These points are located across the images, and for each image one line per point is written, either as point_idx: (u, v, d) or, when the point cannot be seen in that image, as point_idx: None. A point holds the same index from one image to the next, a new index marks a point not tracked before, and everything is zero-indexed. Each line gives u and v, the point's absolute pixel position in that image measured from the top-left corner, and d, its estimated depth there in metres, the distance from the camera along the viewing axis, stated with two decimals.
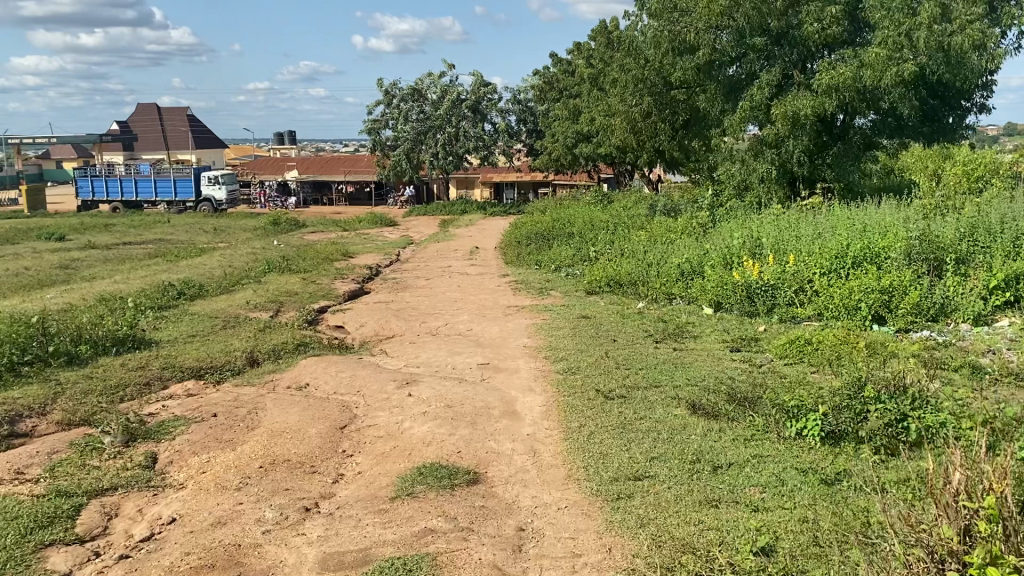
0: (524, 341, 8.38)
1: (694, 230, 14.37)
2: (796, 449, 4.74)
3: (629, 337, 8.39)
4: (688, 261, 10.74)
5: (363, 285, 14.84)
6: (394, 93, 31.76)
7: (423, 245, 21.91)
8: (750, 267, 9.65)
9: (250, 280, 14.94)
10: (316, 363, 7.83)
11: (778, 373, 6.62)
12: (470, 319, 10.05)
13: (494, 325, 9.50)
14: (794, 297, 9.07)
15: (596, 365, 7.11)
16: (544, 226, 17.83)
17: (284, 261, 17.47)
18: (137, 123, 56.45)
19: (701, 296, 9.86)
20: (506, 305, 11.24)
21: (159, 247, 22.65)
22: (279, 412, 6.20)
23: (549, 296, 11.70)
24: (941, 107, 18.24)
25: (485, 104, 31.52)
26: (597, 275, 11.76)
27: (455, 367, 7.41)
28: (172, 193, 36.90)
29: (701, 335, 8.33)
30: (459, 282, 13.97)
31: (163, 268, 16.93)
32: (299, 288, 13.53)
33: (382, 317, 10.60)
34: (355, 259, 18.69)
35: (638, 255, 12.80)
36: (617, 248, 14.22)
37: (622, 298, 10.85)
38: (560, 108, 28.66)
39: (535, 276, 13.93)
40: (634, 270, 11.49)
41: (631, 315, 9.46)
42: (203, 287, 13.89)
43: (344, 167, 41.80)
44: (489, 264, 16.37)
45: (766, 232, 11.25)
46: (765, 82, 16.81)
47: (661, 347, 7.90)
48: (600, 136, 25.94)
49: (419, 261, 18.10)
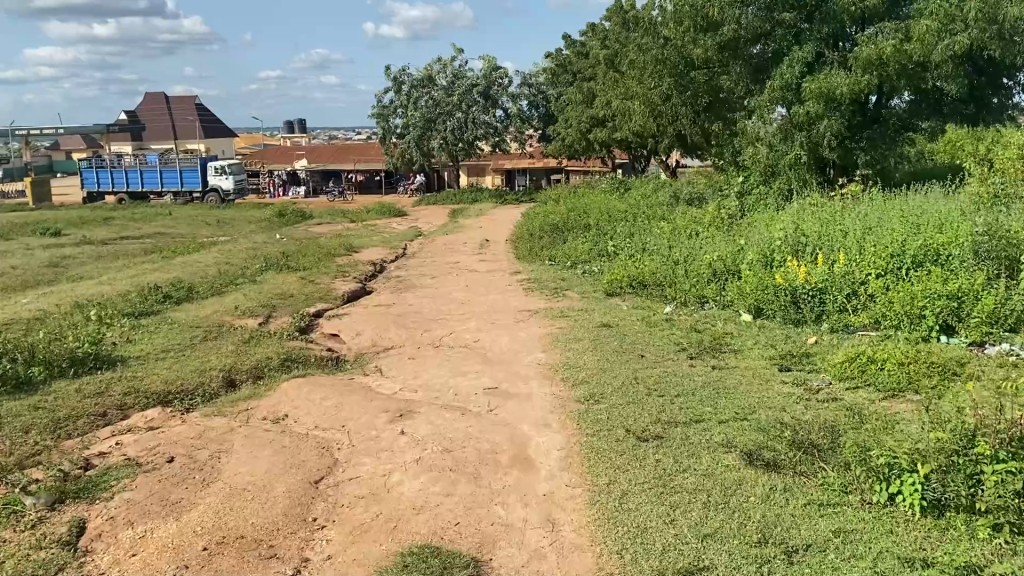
0: (538, 357, 7.32)
1: (722, 222, 13.27)
2: (888, 522, 3.73)
3: (658, 351, 7.34)
4: (721, 260, 9.67)
5: (365, 283, 13.84)
6: (403, 79, 30.73)
7: (431, 237, 20.86)
8: (793, 269, 8.58)
9: (245, 279, 13.97)
10: (299, 386, 6.80)
11: (841, 405, 5.55)
12: (477, 328, 9.00)
13: (504, 336, 8.44)
14: (845, 304, 8.00)
15: (623, 392, 6.06)
16: (559, 217, 16.73)
17: (283, 257, 16.50)
18: (144, 112, 55.54)
19: (737, 301, 8.80)
20: (518, 309, 10.19)
21: (156, 242, 21.72)
22: (246, 456, 5.19)
23: (565, 298, 10.64)
24: (986, 85, 16.96)
25: (496, 89, 30.44)
26: (618, 274, 10.68)
27: (458, 392, 6.37)
28: (176, 184, 35.95)
29: (742, 349, 7.30)
30: (467, 281, 12.95)
31: (156, 266, 15.96)
32: (296, 289, 12.54)
33: (381, 324, 9.58)
34: (360, 253, 17.70)
35: (662, 251, 11.71)
36: (638, 243, 13.12)
37: (647, 301, 9.80)
38: (574, 92, 27.50)
39: (549, 273, 12.87)
40: (660, 269, 10.42)
41: (659, 324, 8.42)
42: (194, 289, 12.90)
43: (353, 155, 40.76)
44: (499, 259, 15.34)
45: (807, 226, 10.14)
46: (796, 59, 15.67)
47: (697, 365, 6.85)
48: (616, 120, 24.82)
49: (427, 255, 17.04)
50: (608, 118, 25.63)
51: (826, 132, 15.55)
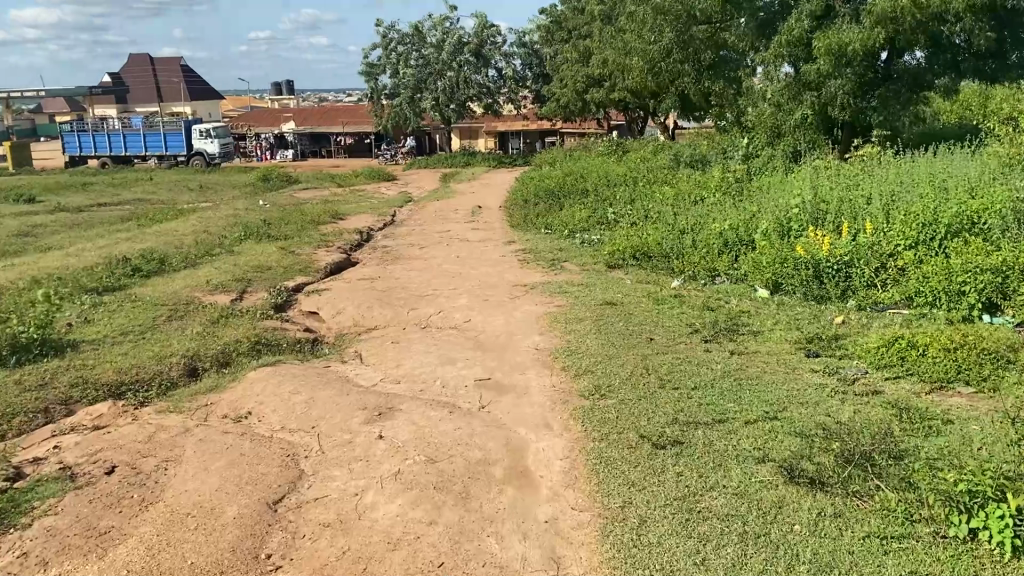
0: (537, 342, 6.57)
1: (729, 187, 12.51)
2: (970, 564, 3.05)
3: (669, 334, 6.60)
4: (733, 229, 8.91)
5: (349, 254, 13.07)
6: (391, 37, 29.57)
7: (422, 204, 20.00)
8: (815, 240, 7.81)
9: (223, 249, 13.19)
10: (267, 376, 6.06)
11: (885, 404, 4.84)
12: (470, 306, 8.24)
13: (497, 316, 7.69)
14: (873, 280, 7.25)
15: (632, 385, 5.32)
16: (556, 181, 15.92)
17: (264, 225, 15.67)
18: (128, 74, 54.13)
19: (752, 274, 8.04)
20: (512, 283, 9.44)
21: (135, 209, 20.84)
22: (196, 466, 4.45)
23: (563, 271, 9.89)
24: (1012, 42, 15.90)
25: (488, 49, 29.37)
26: (620, 245, 9.93)
27: (446, 386, 5.63)
28: (161, 148, 34.86)
29: (762, 331, 6.58)
30: (458, 251, 12.18)
31: (131, 236, 15.14)
32: (275, 261, 11.76)
33: (365, 300, 8.82)
34: (346, 221, 16.90)
35: (668, 219, 10.95)
36: (641, 209, 12.35)
37: (652, 274, 9.06)
38: (569, 50, 26.47)
39: (546, 243, 12.11)
40: (666, 239, 9.67)
41: (666, 301, 7.67)
42: (168, 261, 12.11)
43: (342, 118, 39.65)
44: (492, 227, 14.57)
45: (826, 191, 9.37)
46: (806, 11, 14.91)
47: (713, 350, 6.14)
48: (613, 79, 23.90)
49: (416, 223, 16.27)
50: (604, 77, 24.69)
51: (838, 90, 14.76)
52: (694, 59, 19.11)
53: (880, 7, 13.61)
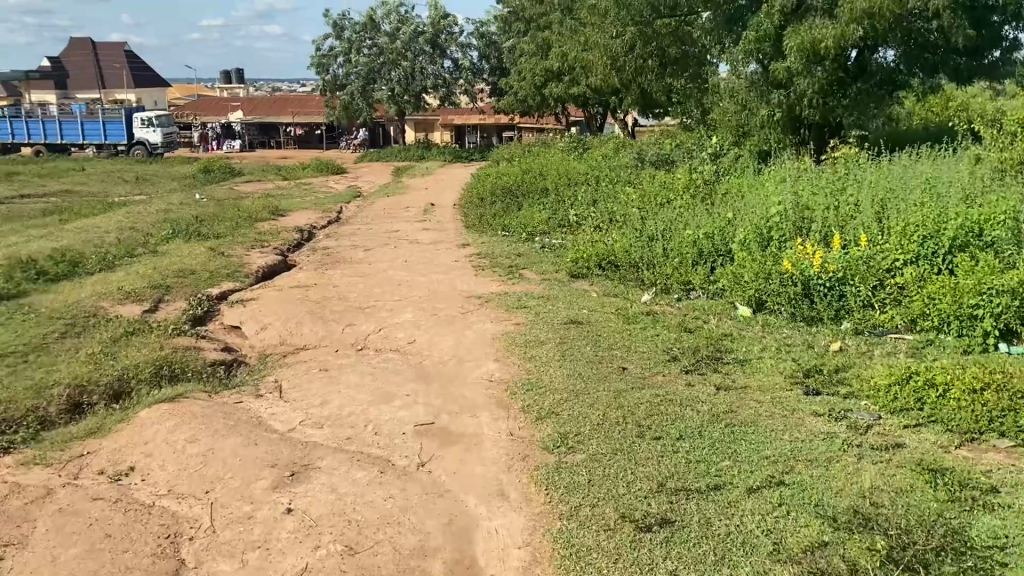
0: (492, 372, 5.61)
1: (698, 189, 11.70)
2: None
3: (642, 362, 5.67)
4: (709, 235, 8.02)
5: (287, 255, 11.97)
6: (344, 25, 28.30)
7: (371, 200, 18.89)
8: (803, 252, 6.94)
9: (147, 249, 11.99)
10: (164, 414, 4.99)
11: (914, 464, 3.98)
12: (416, 322, 7.23)
13: (446, 335, 6.70)
14: (870, 299, 6.43)
15: (604, 434, 4.37)
16: (512, 179, 14.98)
17: (198, 222, 14.45)
18: (67, 59, 51.75)
19: (731, 289, 7.16)
20: (465, 295, 8.47)
21: (61, 201, 19.36)
22: (41, 557, 3.41)
23: (521, 281, 8.95)
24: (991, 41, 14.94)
25: (444, 38, 28.31)
26: (585, 251, 9.03)
27: (380, 432, 4.63)
28: (100, 136, 33.06)
29: (752, 360, 5.69)
30: (407, 255, 11.17)
31: (48, 232, 13.81)
32: (203, 263, 10.62)
33: (295, 314, 7.76)
34: (289, 217, 15.77)
35: (636, 223, 10.08)
36: (606, 212, 11.46)
37: (620, 286, 8.16)
38: (526, 42, 25.47)
39: (502, 246, 11.17)
40: (634, 246, 8.79)
41: (637, 320, 6.76)
42: (82, 262, 10.88)
43: (292, 108, 38.20)
44: (445, 227, 13.60)
45: (809, 196, 8.54)
46: (775, 7, 14.16)
47: (697, 385, 5.22)
48: (573, 73, 23.05)
49: (364, 221, 15.20)
50: (563, 71, 23.83)
51: (808, 88, 14.10)
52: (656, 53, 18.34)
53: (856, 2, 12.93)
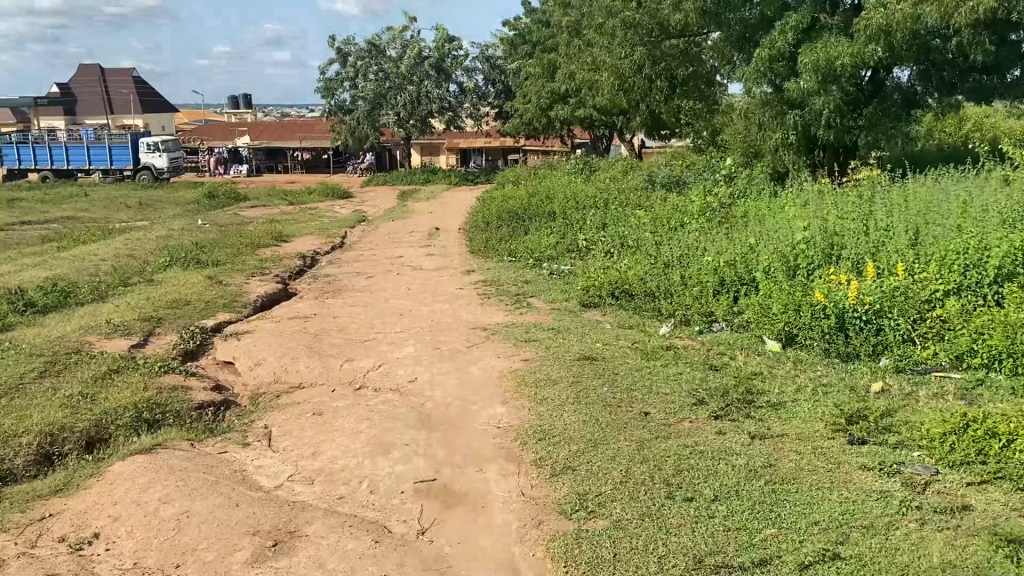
0: (500, 418, 5.11)
1: (713, 213, 11.24)
2: None
3: (664, 406, 5.18)
4: (730, 263, 7.53)
5: (287, 283, 11.53)
6: (349, 49, 28.06)
7: (375, 224, 18.49)
8: (834, 281, 6.43)
9: (142, 278, 11.56)
10: (138, 468, 4.50)
11: (985, 534, 3.47)
12: (419, 357, 6.74)
13: (450, 373, 6.21)
14: (911, 333, 5.91)
15: (629, 497, 3.90)
16: (519, 202, 14.55)
17: (196, 249, 14.04)
18: (75, 85, 51.80)
19: (758, 322, 6.67)
20: (469, 326, 7.99)
21: (60, 228, 19.00)
22: None
23: (529, 310, 8.47)
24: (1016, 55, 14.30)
25: (450, 62, 28.01)
26: (596, 278, 8.55)
27: (376, 491, 4.15)
28: (106, 162, 32.84)
29: (787, 403, 5.19)
30: (410, 283, 10.71)
31: (44, 260, 13.42)
32: (198, 293, 10.18)
33: (290, 348, 7.29)
34: (291, 243, 15.36)
35: (649, 248, 9.60)
36: (617, 236, 10.99)
37: (635, 318, 7.67)
38: (533, 65, 25.13)
39: (509, 273, 10.70)
40: (649, 273, 8.30)
41: (656, 355, 6.27)
42: (73, 292, 10.45)
43: (299, 132, 38.01)
44: (450, 253, 13.15)
45: (836, 221, 8.04)
46: (790, 25, 13.73)
47: (728, 434, 4.72)
48: (581, 95, 22.71)
49: (367, 247, 14.77)
50: (570, 93, 23.48)
51: (824, 109, 13.64)
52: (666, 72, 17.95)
53: (875, 20, 12.52)
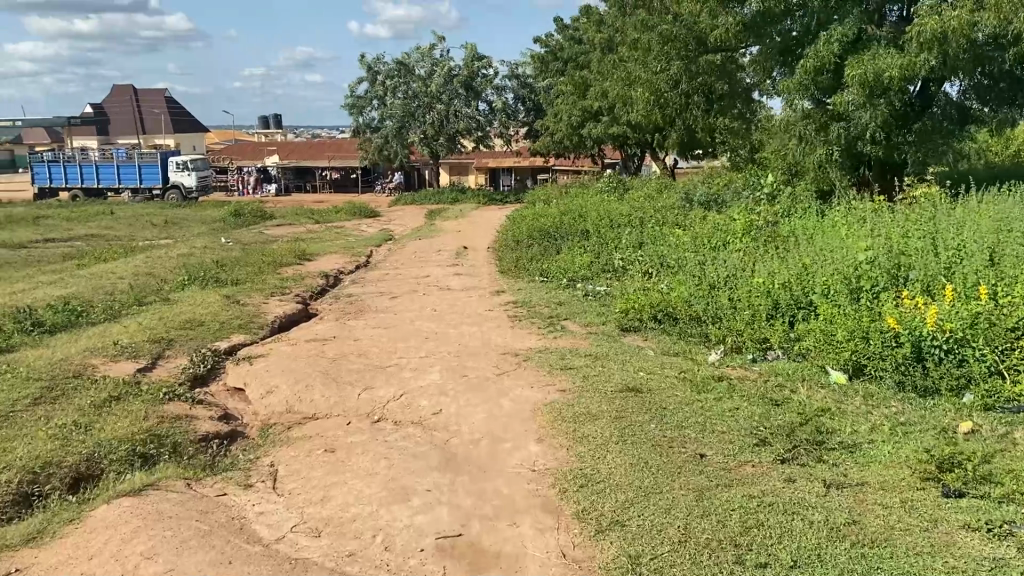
0: (534, 459, 4.53)
1: (757, 233, 10.59)
2: None
3: (722, 449, 4.59)
4: (784, 284, 6.91)
5: (307, 303, 11.04)
6: (378, 68, 27.82)
7: (401, 243, 18.01)
8: (905, 305, 5.79)
9: (160, 297, 11.12)
10: (122, 513, 3.95)
11: None
12: (444, 386, 6.14)
13: (477, 404, 5.62)
14: (998, 366, 5.21)
15: (689, 562, 3.32)
16: (550, 220, 13.98)
17: (217, 267, 13.61)
18: (109, 105, 52.25)
19: (820, 351, 6.04)
20: (499, 351, 7.40)
21: (84, 246, 18.75)
22: None
23: (564, 335, 7.86)
24: None
25: (479, 81, 27.62)
26: (635, 300, 7.95)
27: (391, 549, 3.57)
28: (136, 180, 32.82)
29: (863, 445, 4.56)
30: (436, 304, 10.15)
31: (63, 278, 13.08)
32: (215, 313, 9.70)
33: (305, 374, 6.74)
34: (315, 262, 14.91)
35: (692, 269, 8.97)
36: (655, 257, 10.38)
37: (680, 344, 7.06)
38: (564, 83, 24.64)
39: (541, 293, 10.12)
40: (694, 294, 7.69)
41: (707, 388, 5.67)
42: (86, 312, 10.01)
43: (327, 152, 37.85)
44: (479, 273, 12.60)
45: (900, 240, 7.39)
46: (835, 36, 13.10)
47: (800, 484, 4.10)
48: (613, 112, 22.18)
49: (392, 266, 14.28)
50: (602, 111, 22.92)
51: (871, 122, 12.94)
52: (705, 87, 17.32)
53: (929, 28, 11.82)
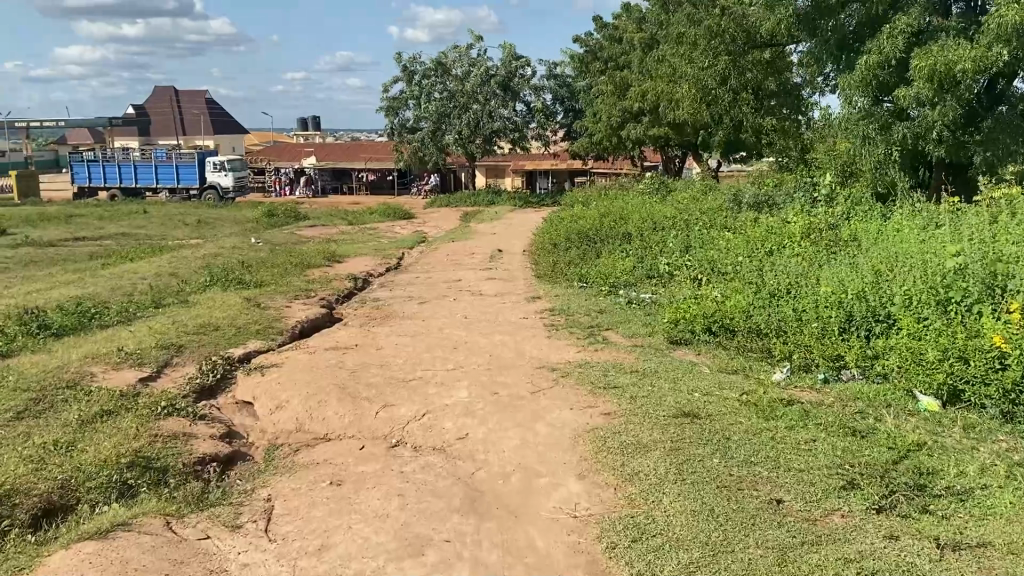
0: (575, 502, 3.80)
1: (816, 240, 9.71)
2: None
3: (803, 493, 3.82)
4: (860, 293, 6.09)
5: (332, 308, 10.39)
6: (414, 68, 27.25)
7: (435, 246, 17.36)
8: (1013, 319, 4.93)
9: (179, 299, 10.57)
10: (81, 560, 3.31)
11: None
12: (472, 405, 5.43)
13: (509, 429, 4.89)
14: None
15: None
16: (590, 222, 13.22)
17: (242, 268, 13.06)
18: (150, 105, 52.52)
19: (908, 372, 5.23)
20: (534, 366, 6.65)
21: (114, 245, 18.38)
22: None
23: (606, 347, 7.11)
24: None
25: (516, 81, 26.88)
26: (686, 310, 7.16)
27: None
28: (172, 180, 32.68)
29: (979, 493, 3.74)
30: (467, 311, 9.43)
31: (84, 278, 12.62)
32: (232, 318, 9.08)
33: (319, 387, 6.07)
34: (344, 265, 14.29)
35: (749, 276, 8.16)
36: (706, 263, 9.57)
37: (740, 361, 6.28)
38: (604, 83, 23.82)
39: (580, 301, 9.35)
40: (754, 304, 6.90)
41: (777, 415, 4.90)
42: (100, 314, 9.47)
43: (364, 154, 37.42)
44: (513, 278, 11.86)
45: (991, 245, 6.51)
46: (900, 27, 12.18)
47: (905, 544, 3.31)
48: (655, 112, 21.33)
49: (424, 269, 13.61)
50: (643, 111, 22.07)
51: (937, 120, 11.95)
52: (754, 85, 16.42)
53: (1007, 19, 10.79)
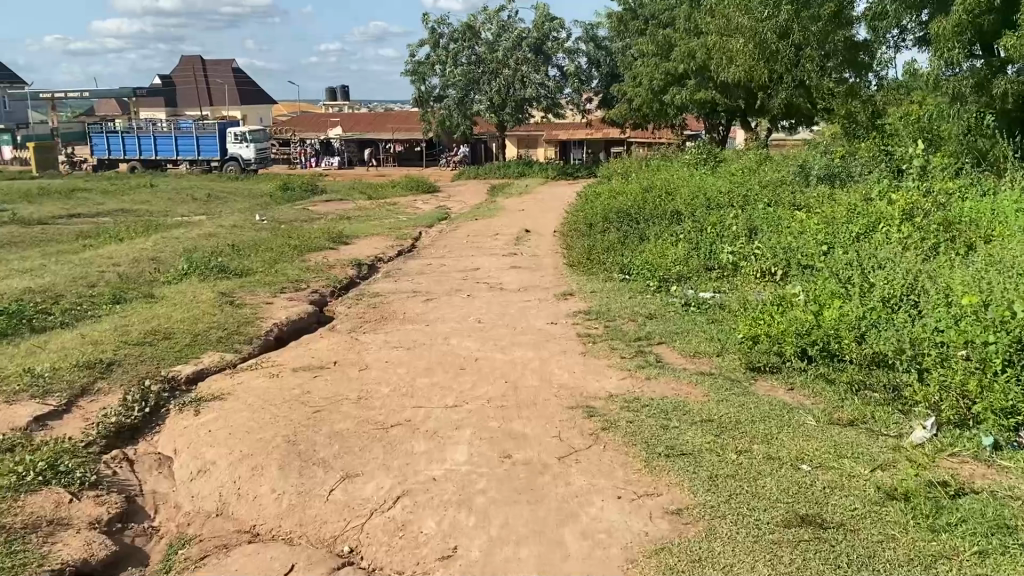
0: None
1: (916, 225, 7.72)
2: None
3: None
4: None
5: (322, 305, 8.65)
6: (441, 31, 25.24)
7: (457, 224, 15.55)
8: None
9: (146, 294, 8.86)
10: None
11: None
12: (469, 483, 3.67)
13: (522, 543, 3.14)
14: None
15: None
16: (632, 199, 11.29)
17: (234, 253, 11.34)
18: (174, 74, 50.99)
19: None
20: (565, 405, 4.83)
21: (110, 223, 16.79)
22: None
23: (661, 374, 5.26)
24: None
25: (550, 44, 24.75)
26: (770, 323, 5.30)
27: None
28: (192, 152, 31.12)
29: None
30: (483, 312, 7.62)
31: (55, 263, 11.02)
32: (197, 320, 7.35)
33: (261, 440, 4.32)
34: (353, 247, 12.54)
35: (843, 272, 6.25)
36: (780, 253, 7.64)
37: (857, 407, 4.44)
38: (644, 43, 21.67)
39: (622, 300, 7.50)
40: (868, 319, 5.00)
41: (948, 524, 3.06)
42: (42, 314, 7.78)
43: (390, 124, 35.51)
44: (543, 267, 10.02)
45: None
46: None
47: None
48: (702, 74, 19.20)
49: (441, 254, 11.81)
50: (689, 73, 19.92)
51: None
52: (819, 40, 14.39)
53: None
